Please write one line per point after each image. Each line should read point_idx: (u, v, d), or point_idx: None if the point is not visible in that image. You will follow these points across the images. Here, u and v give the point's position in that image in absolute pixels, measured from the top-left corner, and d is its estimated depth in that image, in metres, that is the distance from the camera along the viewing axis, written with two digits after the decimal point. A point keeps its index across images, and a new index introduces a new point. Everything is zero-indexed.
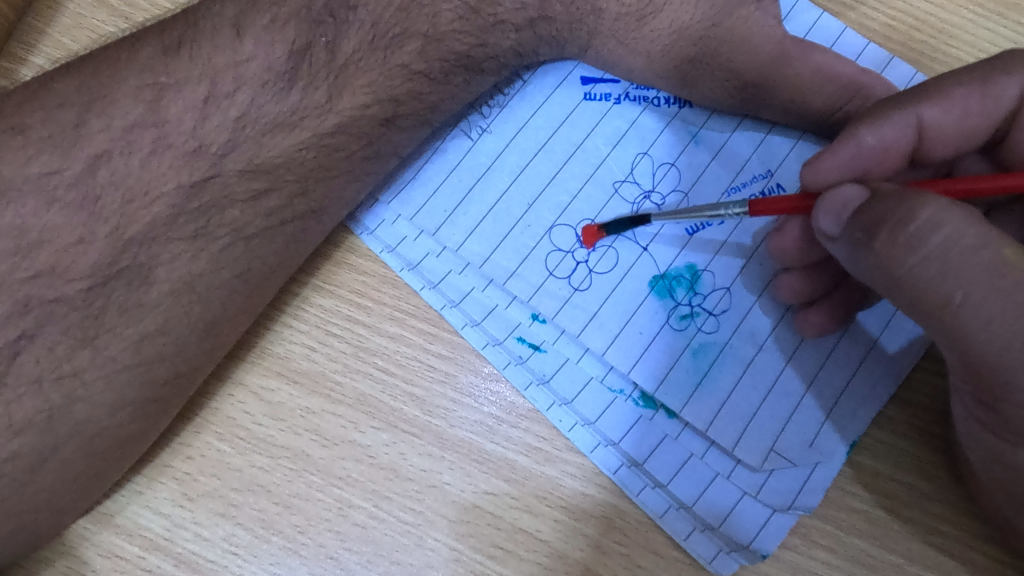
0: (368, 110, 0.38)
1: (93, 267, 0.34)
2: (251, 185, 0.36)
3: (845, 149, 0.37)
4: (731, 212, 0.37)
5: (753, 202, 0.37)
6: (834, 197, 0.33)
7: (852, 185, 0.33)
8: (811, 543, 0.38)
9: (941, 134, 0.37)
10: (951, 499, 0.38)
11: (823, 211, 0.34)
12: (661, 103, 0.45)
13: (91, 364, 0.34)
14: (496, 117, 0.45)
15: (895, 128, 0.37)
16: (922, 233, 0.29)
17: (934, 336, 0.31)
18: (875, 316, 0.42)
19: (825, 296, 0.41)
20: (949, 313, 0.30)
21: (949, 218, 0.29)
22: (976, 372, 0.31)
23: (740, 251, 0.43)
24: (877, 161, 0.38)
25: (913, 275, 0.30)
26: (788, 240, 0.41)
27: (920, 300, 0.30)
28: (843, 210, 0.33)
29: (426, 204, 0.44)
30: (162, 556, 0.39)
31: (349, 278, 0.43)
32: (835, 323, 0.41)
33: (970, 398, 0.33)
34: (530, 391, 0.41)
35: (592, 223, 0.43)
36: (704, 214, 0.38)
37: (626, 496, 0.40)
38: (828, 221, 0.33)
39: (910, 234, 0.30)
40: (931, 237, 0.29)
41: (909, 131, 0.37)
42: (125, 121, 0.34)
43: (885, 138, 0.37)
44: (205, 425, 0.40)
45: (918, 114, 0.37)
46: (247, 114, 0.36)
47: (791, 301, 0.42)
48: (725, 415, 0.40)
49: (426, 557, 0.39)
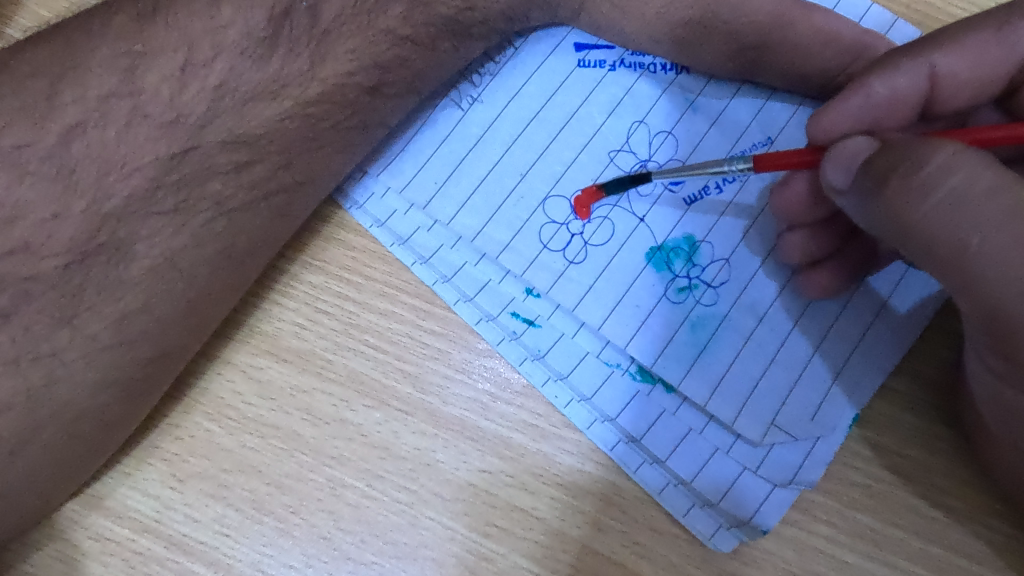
0: (353, 77, 0.37)
1: (70, 243, 0.33)
2: (232, 157, 0.35)
3: (854, 99, 0.36)
4: (734, 168, 0.37)
5: (758, 156, 0.36)
6: (842, 149, 0.32)
7: (862, 137, 0.32)
8: (812, 518, 0.38)
9: (956, 83, 0.36)
10: (953, 471, 0.38)
11: (831, 165, 0.32)
12: (657, 70, 0.44)
13: (70, 343, 0.33)
14: (487, 86, 0.44)
15: (907, 77, 0.36)
16: (935, 177, 0.29)
17: (952, 288, 0.30)
18: (885, 278, 0.41)
19: (831, 255, 0.41)
20: (965, 261, 0.29)
21: (961, 162, 0.28)
22: (994, 323, 0.30)
23: (744, 212, 0.42)
24: (888, 111, 0.37)
25: (926, 222, 0.29)
26: (792, 196, 0.40)
27: (935, 250, 0.30)
28: (853, 161, 0.32)
29: (416, 177, 0.43)
30: (152, 538, 0.38)
31: (338, 254, 0.42)
32: (842, 284, 0.40)
33: (986, 350, 0.32)
34: (525, 367, 0.40)
35: (593, 184, 0.42)
36: (706, 170, 0.38)
37: (623, 472, 0.39)
38: (838, 175, 0.32)
39: (923, 178, 0.29)
40: (946, 181, 0.28)
41: (922, 81, 0.36)
42: (99, 91, 0.33)
43: (896, 88, 0.36)
44: (193, 405, 0.40)
45: (932, 62, 0.35)
46: (226, 83, 0.34)
47: (796, 261, 0.41)
48: (725, 388, 0.40)
49: (420, 536, 0.38)
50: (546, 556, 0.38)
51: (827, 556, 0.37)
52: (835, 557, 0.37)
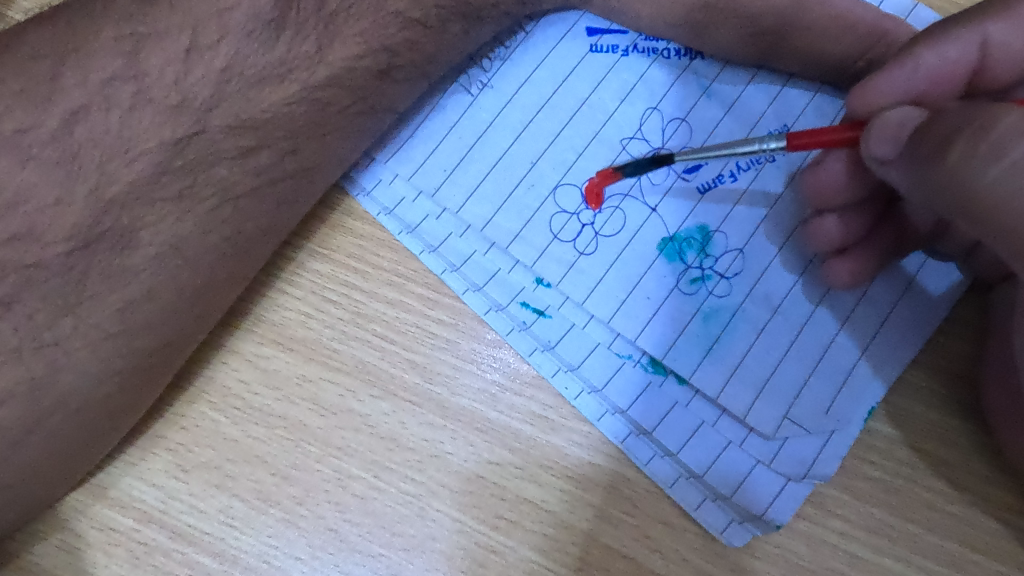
0: (362, 60, 0.36)
1: (73, 229, 0.32)
2: (238, 143, 0.34)
3: (902, 69, 0.36)
4: (769, 147, 0.35)
5: (793, 133, 0.35)
6: (890, 119, 0.32)
7: (908, 108, 0.32)
8: (826, 512, 0.37)
9: (1009, 54, 0.35)
10: (970, 467, 0.37)
11: (877, 135, 0.32)
12: (671, 55, 0.43)
13: (73, 332, 0.33)
14: (497, 71, 0.43)
15: (958, 47, 0.35)
16: (1006, 140, 0.27)
17: (1016, 263, 0.29)
18: (909, 267, 0.40)
19: (862, 239, 0.40)
20: None
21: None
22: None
23: (759, 204, 0.41)
24: (934, 84, 0.36)
25: (996, 189, 0.28)
26: (823, 180, 0.39)
27: (1000, 219, 0.28)
28: (900, 132, 0.32)
29: (425, 164, 0.42)
30: (157, 528, 0.38)
31: (345, 242, 0.41)
32: (869, 270, 0.39)
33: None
34: (535, 357, 0.40)
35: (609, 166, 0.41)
36: (738, 151, 0.36)
37: (634, 465, 0.38)
38: (885, 145, 0.32)
39: (994, 142, 0.27)
40: (1017, 144, 0.27)
41: (972, 51, 0.35)
42: (103, 74, 0.31)
43: (947, 57, 0.35)
44: (198, 394, 0.39)
45: (984, 32, 0.35)
46: (233, 66, 0.33)
47: (825, 245, 0.40)
48: (738, 380, 0.39)
49: (427, 528, 0.37)
50: (555, 549, 0.37)
51: (841, 551, 0.37)
52: (848, 551, 0.37)
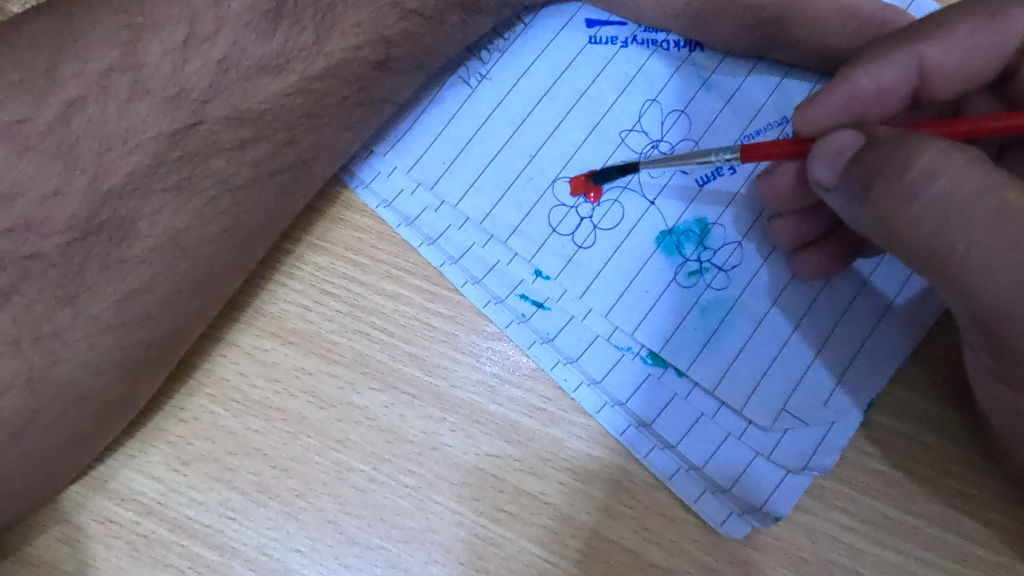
0: (360, 51, 0.35)
1: (70, 221, 0.31)
2: (237, 134, 0.34)
3: (840, 93, 0.37)
4: (723, 159, 0.37)
5: (744, 146, 0.36)
6: (829, 144, 0.32)
7: (848, 132, 0.32)
8: (825, 504, 0.37)
9: (944, 73, 0.36)
10: (971, 459, 0.37)
11: (817, 161, 0.33)
12: (670, 47, 0.43)
13: (72, 324, 0.32)
14: (496, 63, 0.42)
15: (894, 70, 0.36)
16: (919, 182, 0.29)
17: (943, 292, 0.31)
18: (888, 276, 0.40)
19: (825, 238, 0.40)
20: (953, 266, 0.29)
21: (947, 165, 0.29)
22: (983, 326, 0.30)
23: (746, 208, 0.41)
24: (875, 104, 0.37)
25: (913, 228, 0.29)
26: (778, 185, 0.40)
27: (924, 254, 0.30)
28: (839, 158, 0.32)
29: (423, 156, 0.42)
30: (156, 520, 0.38)
31: (344, 235, 0.41)
32: (834, 268, 0.39)
33: (982, 353, 0.33)
34: (534, 350, 0.40)
35: (582, 174, 0.41)
36: (694, 161, 0.37)
37: (633, 457, 0.38)
38: (824, 171, 0.33)
39: (908, 184, 0.29)
40: (930, 186, 0.29)
41: (910, 73, 0.36)
42: (100, 66, 0.30)
43: (882, 81, 0.36)
44: (198, 387, 0.39)
45: (919, 54, 0.36)
46: (230, 57, 0.32)
47: (789, 247, 0.40)
48: (736, 372, 0.39)
49: (427, 520, 0.38)
50: (555, 541, 0.37)
51: (841, 543, 0.37)
52: (848, 544, 0.37)
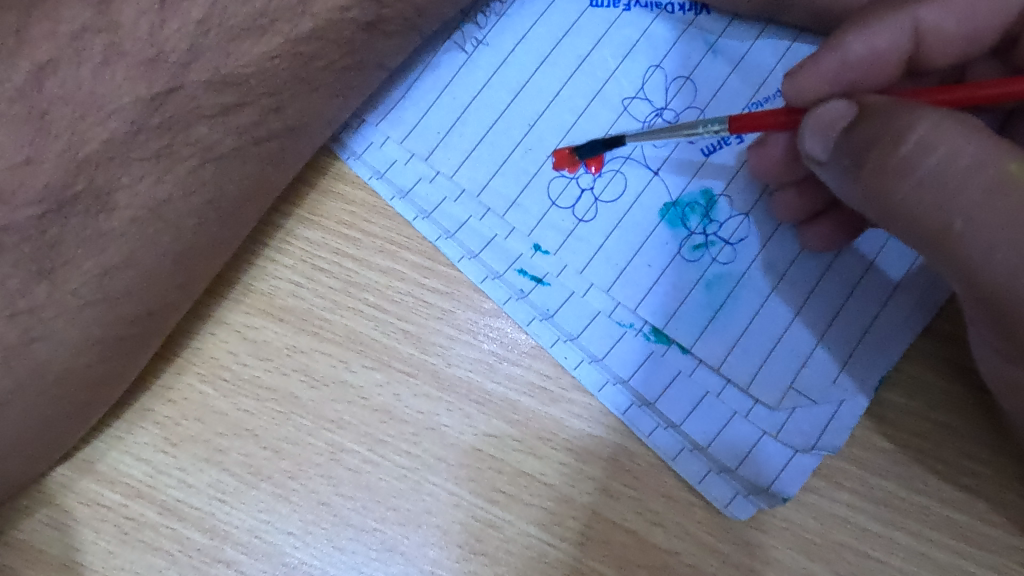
0: (348, 12, 0.33)
1: (45, 191, 0.29)
2: (218, 100, 0.31)
3: (831, 59, 0.35)
4: (710, 130, 0.36)
5: (732, 117, 0.35)
6: (820, 116, 0.31)
7: (840, 102, 0.31)
8: (834, 485, 0.36)
9: (941, 38, 0.34)
10: (984, 437, 0.36)
11: (809, 133, 0.31)
12: (676, 10, 0.41)
13: (49, 300, 0.31)
14: (493, 27, 0.41)
15: (888, 35, 0.34)
16: (913, 157, 0.27)
17: (942, 268, 0.29)
18: (897, 252, 0.38)
19: (828, 208, 0.38)
20: (949, 242, 0.27)
21: (942, 137, 0.27)
22: (985, 304, 0.28)
23: (747, 185, 0.40)
24: (866, 72, 0.35)
25: (906, 205, 0.28)
26: (770, 156, 0.38)
27: (919, 231, 0.28)
28: (830, 131, 0.30)
29: (417, 126, 0.40)
30: (145, 503, 0.37)
31: (336, 208, 0.40)
32: (843, 239, 0.38)
33: (989, 332, 0.31)
34: (533, 326, 0.38)
35: (565, 148, 0.40)
36: (681, 134, 0.36)
37: (635, 437, 0.37)
38: (815, 145, 0.31)
39: (900, 160, 0.28)
40: (925, 160, 0.27)
41: (904, 37, 0.34)
42: (73, 26, 0.28)
43: (875, 47, 0.35)
44: (186, 365, 0.38)
45: (916, 17, 0.34)
46: (210, 18, 0.30)
47: (793, 219, 0.39)
48: (742, 350, 0.38)
49: (424, 502, 0.36)
50: (554, 523, 0.36)
51: (850, 524, 0.36)
52: (857, 525, 0.36)
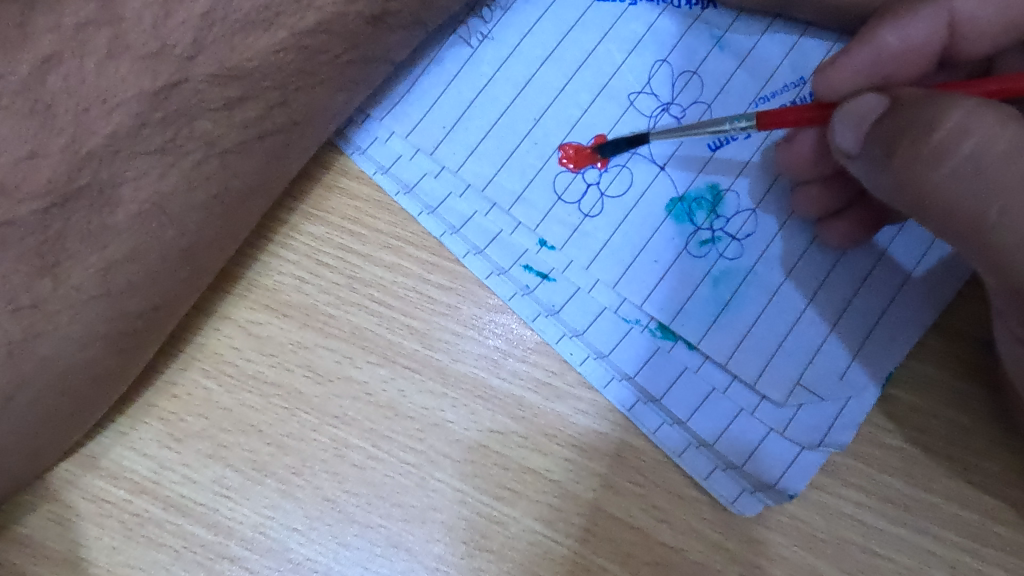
0: (354, 5, 0.32)
1: (48, 185, 0.29)
2: (223, 93, 0.31)
3: (865, 52, 0.35)
4: (737, 126, 0.35)
5: (760, 113, 0.35)
6: (852, 109, 0.31)
7: (872, 95, 0.31)
8: (842, 482, 0.36)
9: (976, 29, 0.34)
10: (992, 434, 0.36)
11: (840, 127, 0.31)
12: (682, 4, 0.40)
13: (53, 295, 0.30)
14: (498, 21, 0.40)
15: (922, 26, 0.35)
16: (948, 143, 0.27)
17: (975, 258, 0.29)
18: (908, 248, 0.38)
19: (853, 205, 0.38)
20: (984, 231, 0.27)
21: (978, 123, 0.27)
22: (1018, 292, 0.28)
23: (761, 178, 0.39)
24: (901, 64, 0.35)
25: (940, 193, 0.28)
26: (799, 153, 0.38)
27: (952, 220, 0.28)
28: (862, 123, 0.30)
29: (422, 121, 0.40)
30: (149, 499, 0.36)
31: (340, 203, 0.39)
32: (858, 234, 0.38)
33: (1015, 319, 0.31)
34: (539, 322, 0.38)
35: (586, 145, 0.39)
36: (706, 131, 0.36)
37: (641, 433, 0.37)
38: (847, 138, 0.31)
39: (935, 146, 0.27)
40: (960, 146, 0.27)
41: (939, 29, 0.34)
42: (76, 19, 0.27)
43: (910, 37, 0.35)
44: (190, 361, 0.38)
45: (950, 8, 0.34)
46: (215, 11, 0.29)
47: (815, 215, 0.39)
48: (749, 346, 0.37)
49: (428, 499, 0.36)
50: (560, 520, 0.36)
51: (857, 521, 0.35)
52: (864, 522, 0.35)
